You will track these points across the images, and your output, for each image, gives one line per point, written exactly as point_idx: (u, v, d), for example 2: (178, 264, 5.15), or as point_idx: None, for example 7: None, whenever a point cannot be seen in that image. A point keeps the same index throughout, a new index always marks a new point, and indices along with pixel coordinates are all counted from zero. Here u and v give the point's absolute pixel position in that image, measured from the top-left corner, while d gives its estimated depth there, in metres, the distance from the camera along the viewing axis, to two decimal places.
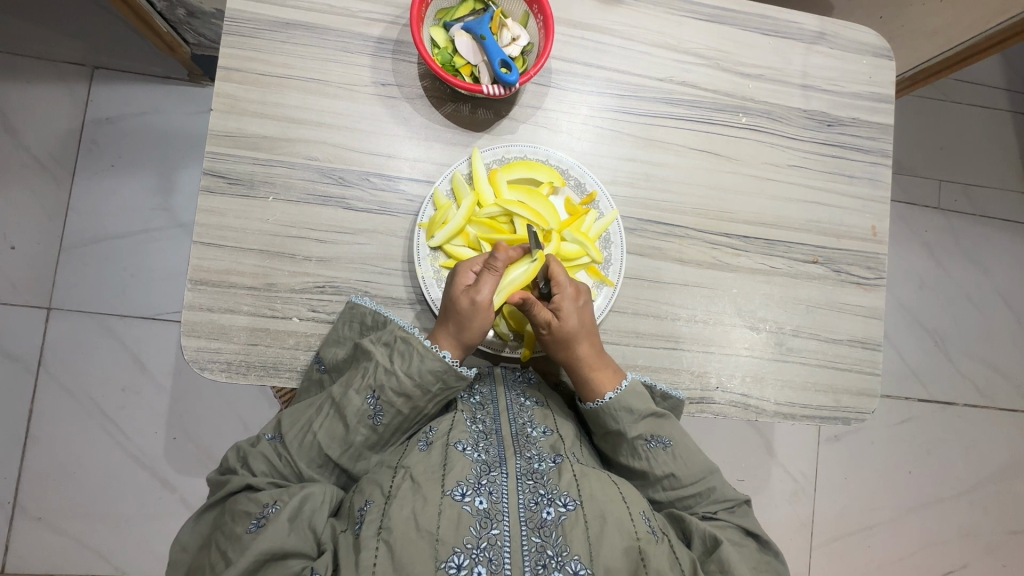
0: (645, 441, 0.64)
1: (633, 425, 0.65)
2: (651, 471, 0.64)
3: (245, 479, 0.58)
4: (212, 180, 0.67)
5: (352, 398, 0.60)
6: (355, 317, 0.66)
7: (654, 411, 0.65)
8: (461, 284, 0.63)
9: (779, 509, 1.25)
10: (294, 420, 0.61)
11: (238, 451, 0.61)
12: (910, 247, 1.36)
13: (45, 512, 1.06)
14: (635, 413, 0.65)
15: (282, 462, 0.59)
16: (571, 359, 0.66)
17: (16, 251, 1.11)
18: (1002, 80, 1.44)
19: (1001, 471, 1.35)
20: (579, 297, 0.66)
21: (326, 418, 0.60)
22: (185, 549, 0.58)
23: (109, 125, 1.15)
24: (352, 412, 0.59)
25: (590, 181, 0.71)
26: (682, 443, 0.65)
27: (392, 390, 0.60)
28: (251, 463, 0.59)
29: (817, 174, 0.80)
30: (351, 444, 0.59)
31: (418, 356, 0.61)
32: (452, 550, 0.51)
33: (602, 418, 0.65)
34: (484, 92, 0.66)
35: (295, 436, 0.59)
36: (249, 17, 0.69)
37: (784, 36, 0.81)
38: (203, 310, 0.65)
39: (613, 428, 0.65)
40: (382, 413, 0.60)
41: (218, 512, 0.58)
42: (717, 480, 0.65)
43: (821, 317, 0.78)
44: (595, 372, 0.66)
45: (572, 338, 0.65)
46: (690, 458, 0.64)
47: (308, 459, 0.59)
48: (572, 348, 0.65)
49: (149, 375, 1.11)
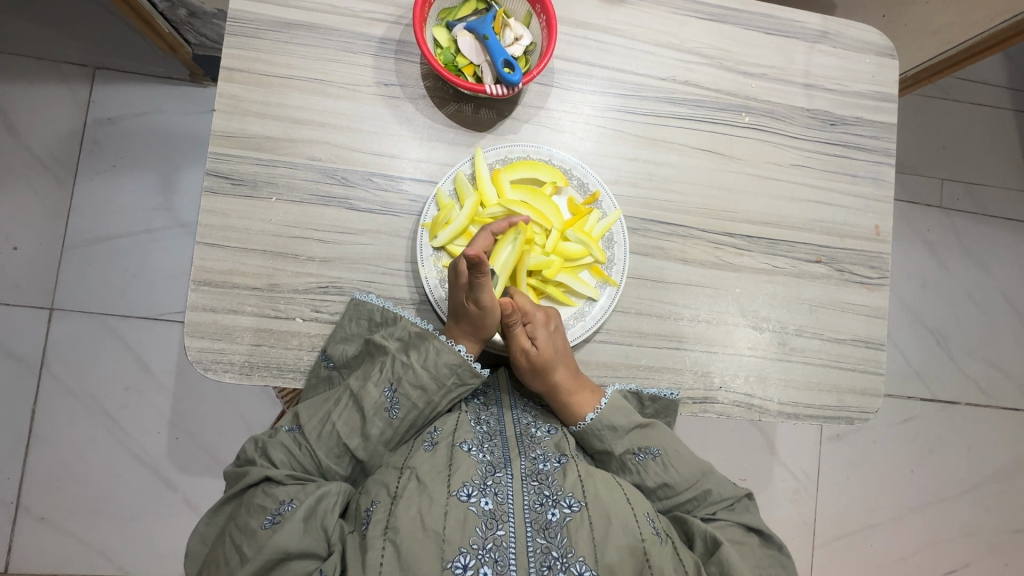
0: (633, 455, 0.64)
1: (618, 441, 0.65)
2: (644, 484, 0.64)
3: (264, 471, 0.57)
4: (215, 181, 0.67)
5: (370, 390, 0.60)
6: (362, 313, 0.66)
7: (638, 424, 0.65)
8: (461, 288, 0.62)
9: (781, 509, 1.25)
10: (311, 413, 0.61)
11: (256, 442, 0.60)
12: (911, 246, 1.36)
13: (48, 512, 1.07)
14: (619, 429, 0.65)
15: (302, 452, 0.59)
16: (551, 386, 0.65)
17: (18, 251, 1.11)
18: (1005, 78, 1.44)
19: (1003, 470, 1.35)
20: (550, 321, 0.65)
21: (345, 409, 0.60)
22: (204, 542, 0.59)
23: (111, 125, 1.15)
24: (370, 404, 0.59)
25: (592, 180, 0.71)
26: (671, 450, 0.65)
27: (409, 383, 0.60)
28: (269, 454, 0.59)
29: (821, 173, 0.80)
30: (368, 437, 0.59)
31: (434, 349, 0.61)
32: (458, 550, 0.51)
33: (587, 439, 0.65)
34: (487, 92, 0.66)
35: (314, 427, 0.60)
36: (252, 18, 0.69)
37: (787, 35, 0.81)
38: (207, 311, 0.65)
39: (600, 447, 0.65)
40: (398, 406, 0.60)
41: (233, 505, 0.58)
42: (713, 480, 0.65)
43: (824, 316, 0.78)
44: (575, 396, 0.65)
45: (549, 366, 0.64)
46: (682, 464, 0.64)
47: (328, 448, 0.59)
48: (550, 375, 0.64)
49: (151, 375, 1.11)
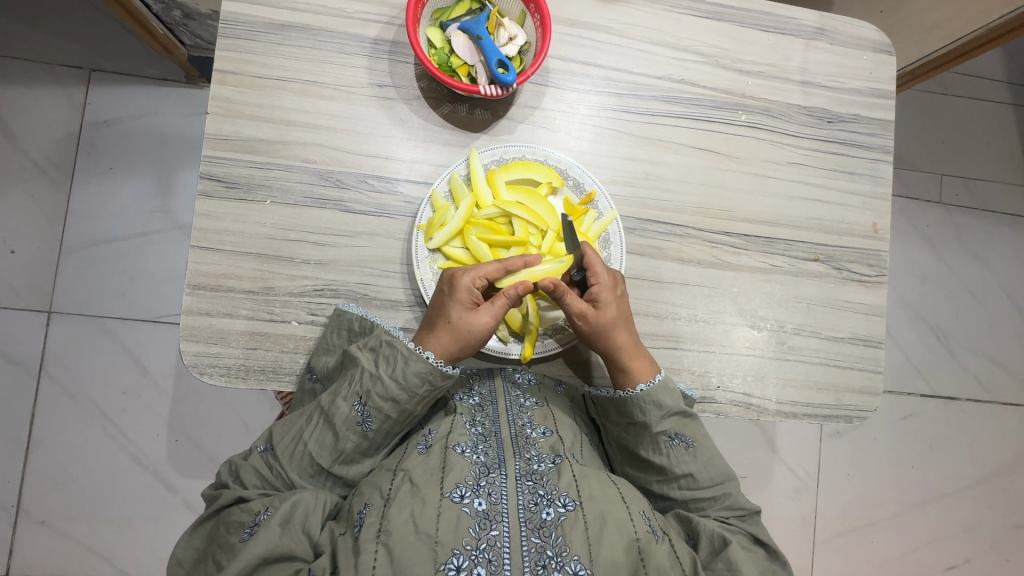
0: (668, 437, 0.64)
1: (659, 420, 0.64)
2: (671, 468, 0.64)
3: (237, 492, 0.58)
4: (208, 184, 0.67)
5: (339, 406, 0.59)
6: (341, 324, 0.66)
7: (683, 410, 0.65)
8: (463, 303, 0.62)
9: (781, 507, 1.25)
10: (284, 431, 0.60)
11: (231, 466, 0.60)
12: (911, 241, 1.35)
13: (48, 515, 1.07)
14: (663, 409, 0.65)
15: (274, 473, 0.59)
16: (608, 347, 0.66)
17: (15, 255, 1.11)
18: (1002, 72, 1.43)
19: (1005, 466, 1.35)
20: (616, 286, 0.67)
21: (316, 427, 0.59)
22: (181, 564, 0.58)
23: (107, 128, 1.14)
24: (341, 420, 0.59)
25: (588, 181, 0.71)
26: (703, 444, 0.65)
27: (379, 395, 0.59)
28: (243, 477, 0.59)
29: (819, 171, 0.80)
30: (342, 451, 0.59)
31: (403, 359, 0.60)
32: (451, 552, 0.51)
33: (629, 407, 0.65)
34: (482, 93, 0.65)
35: (286, 446, 0.59)
36: (244, 20, 0.69)
37: (783, 32, 0.80)
38: (202, 315, 0.65)
39: (640, 419, 0.65)
40: (371, 419, 0.59)
41: (211, 525, 0.58)
42: (733, 487, 0.64)
43: (822, 315, 0.78)
44: (633, 361, 0.66)
45: (609, 328, 0.65)
46: (709, 461, 0.64)
47: (301, 468, 0.59)
48: (607, 340, 0.66)
49: (150, 378, 1.11)
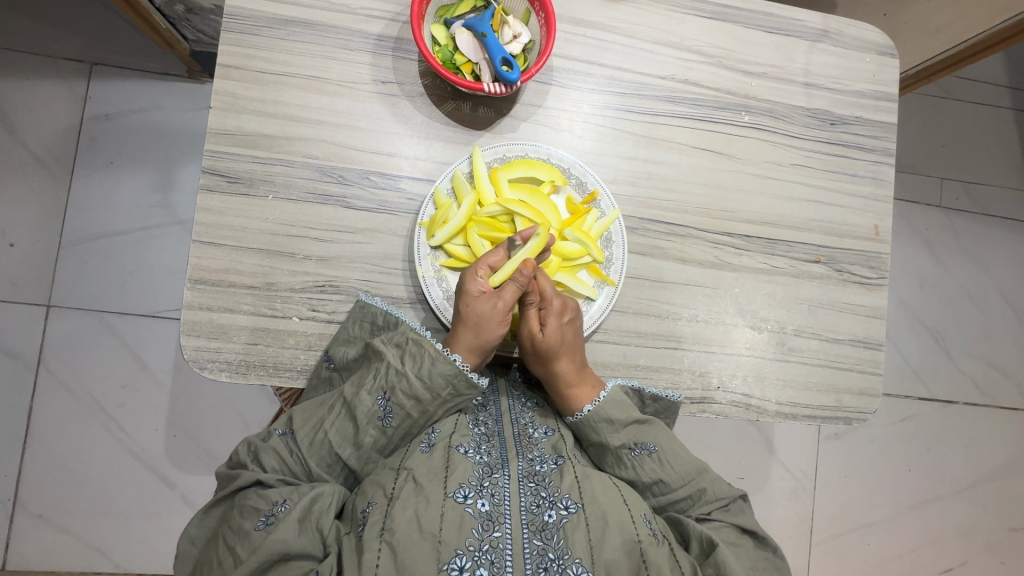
0: (628, 450, 0.64)
1: (613, 435, 0.64)
2: (639, 479, 0.63)
3: (256, 474, 0.57)
4: (210, 179, 0.67)
5: (364, 398, 0.59)
6: (366, 317, 0.65)
7: (636, 419, 0.64)
8: (472, 292, 0.63)
9: (779, 508, 1.25)
10: (304, 417, 0.60)
11: (250, 446, 0.60)
12: (910, 244, 1.35)
13: (46, 509, 1.06)
14: (614, 423, 0.64)
15: (293, 458, 0.59)
16: (547, 373, 0.65)
17: (14, 249, 1.10)
18: (1003, 76, 1.44)
19: (1001, 469, 1.35)
20: (565, 312, 0.65)
21: (338, 417, 0.59)
22: (194, 543, 0.58)
23: (108, 121, 1.14)
24: (363, 413, 0.59)
25: (591, 180, 0.70)
26: (666, 446, 0.64)
27: (403, 392, 0.59)
28: (261, 459, 0.59)
29: (820, 173, 0.80)
30: (361, 445, 0.59)
31: (430, 359, 0.60)
32: (454, 552, 0.51)
33: (582, 430, 0.65)
34: (484, 91, 0.65)
35: (306, 433, 0.59)
36: (249, 14, 0.69)
37: (788, 34, 0.80)
38: (203, 309, 0.65)
39: (594, 439, 0.65)
40: (392, 415, 0.59)
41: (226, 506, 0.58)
42: (708, 480, 0.64)
43: (822, 316, 0.78)
44: (573, 388, 0.65)
45: (551, 355, 0.64)
46: (676, 462, 0.63)
47: (319, 457, 0.59)
48: (545, 366, 0.65)
49: (149, 373, 1.11)
